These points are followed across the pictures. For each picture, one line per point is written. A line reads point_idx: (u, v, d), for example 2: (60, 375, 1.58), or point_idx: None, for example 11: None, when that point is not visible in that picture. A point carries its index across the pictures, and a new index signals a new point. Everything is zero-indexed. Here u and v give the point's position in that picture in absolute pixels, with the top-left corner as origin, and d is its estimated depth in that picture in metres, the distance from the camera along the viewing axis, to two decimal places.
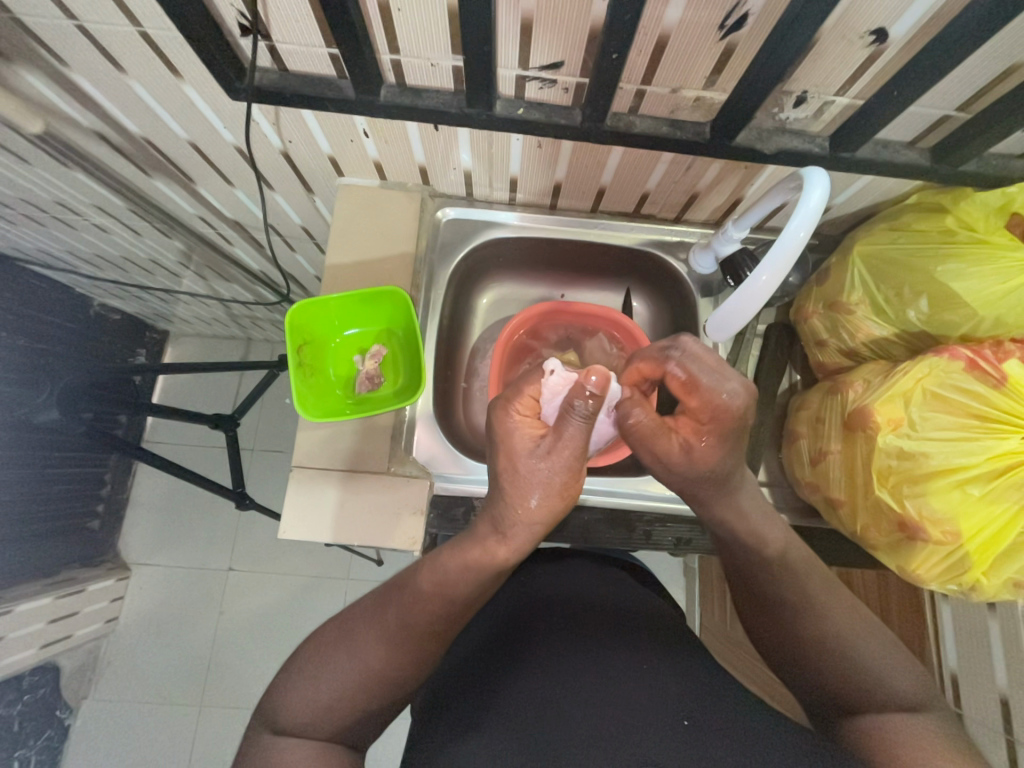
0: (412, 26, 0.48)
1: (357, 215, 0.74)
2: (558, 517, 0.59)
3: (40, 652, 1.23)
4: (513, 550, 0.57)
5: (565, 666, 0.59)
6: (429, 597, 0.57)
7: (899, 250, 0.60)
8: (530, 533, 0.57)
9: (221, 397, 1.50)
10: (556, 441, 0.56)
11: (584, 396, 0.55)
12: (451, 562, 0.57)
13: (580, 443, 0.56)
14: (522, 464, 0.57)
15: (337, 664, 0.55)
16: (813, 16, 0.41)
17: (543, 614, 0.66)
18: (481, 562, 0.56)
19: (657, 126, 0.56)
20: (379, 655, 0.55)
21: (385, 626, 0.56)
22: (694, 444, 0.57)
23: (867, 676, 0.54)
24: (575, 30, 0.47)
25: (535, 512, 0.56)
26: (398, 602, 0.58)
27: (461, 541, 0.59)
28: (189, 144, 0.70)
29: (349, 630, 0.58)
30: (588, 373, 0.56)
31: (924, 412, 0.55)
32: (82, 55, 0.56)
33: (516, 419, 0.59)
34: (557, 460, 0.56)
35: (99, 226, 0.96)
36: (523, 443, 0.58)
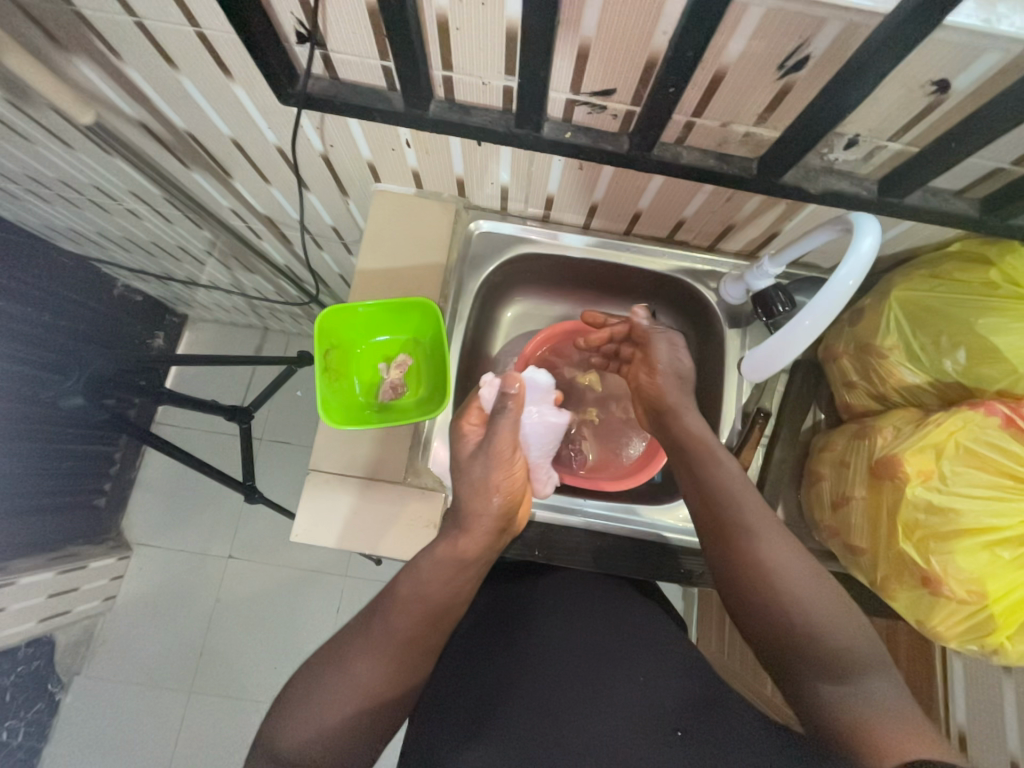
0: (468, 44, 0.48)
1: (391, 222, 0.74)
2: (510, 512, 0.61)
3: (38, 625, 1.24)
4: (475, 544, 0.59)
5: (562, 675, 0.61)
6: (408, 597, 0.57)
7: (939, 299, 0.59)
8: (482, 527, 0.59)
9: (235, 385, 1.51)
10: (490, 438, 0.59)
11: (505, 398, 0.58)
12: (424, 559, 0.59)
13: (511, 438, 0.59)
14: (466, 470, 0.60)
15: (325, 684, 0.54)
16: (880, 64, 0.40)
17: (534, 621, 0.67)
18: (446, 556, 0.59)
19: (704, 158, 0.56)
20: (367, 668, 0.54)
21: (371, 637, 0.56)
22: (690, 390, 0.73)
23: (830, 648, 0.49)
24: (632, 60, 0.47)
25: (481, 504, 0.59)
26: (381, 613, 0.57)
27: (434, 542, 0.62)
28: (231, 141, 0.70)
29: (336, 651, 0.57)
30: (509, 380, 0.58)
31: (956, 467, 0.54)
32: (138, 50, 0.57)
33: (463, 429, 0.62)
34: (494, 457, 0.59)
35: (132, 212, 0.97)
36: (467, 447, 0.61)
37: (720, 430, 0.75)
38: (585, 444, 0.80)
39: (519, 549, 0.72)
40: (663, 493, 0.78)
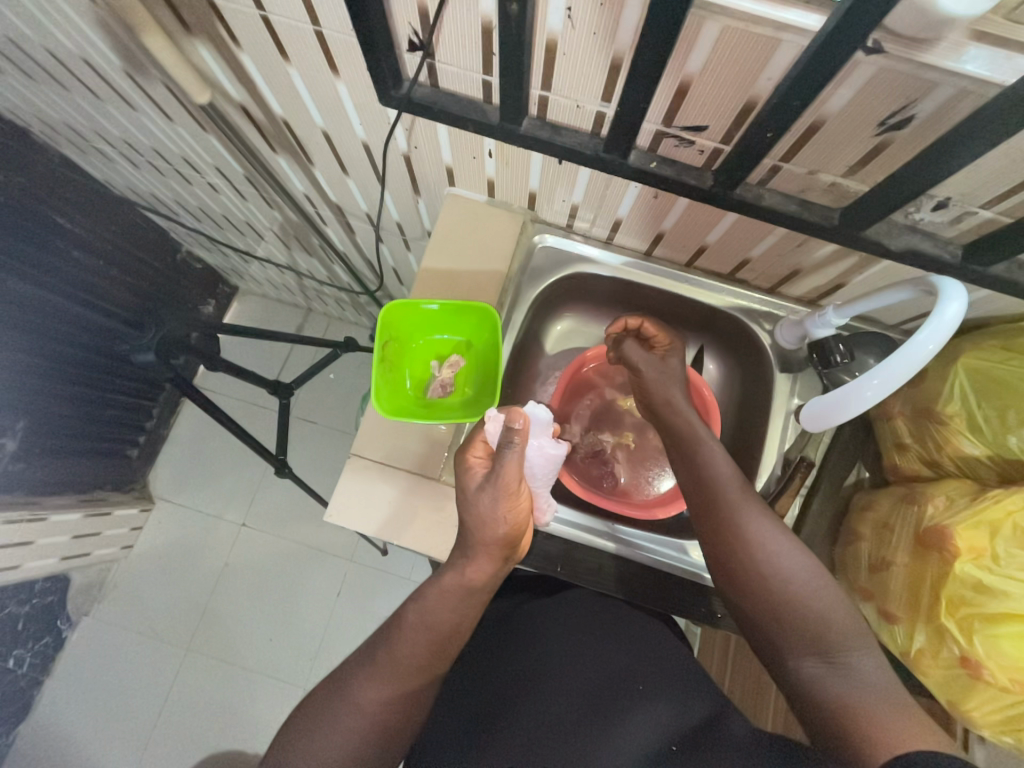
0: (572, 69, 0.50)
1: (459, 226, 0.77)
2: (515, 542, 0.59)
3: (59, 563, 1.29)
4: (481, 572, 0.59)
5: (565, 684, 0.62)
6: (414, 628, 0.57)
7: (1011, 372, 0.58)
8: (487, 555, 0.58)
9: (274, 360, 1.56)
10: (496, 472, 0.57)
11: (509, 434, 0.56)
12: (430, 590, 0.59)
13: (518, 472, 0.57)
14: (468, 502, 0.59)
15: (330, 714, 0.54)
16: (990, 134, 0.40)
17: (540, 630, 0.68)
18: (452, 585, 0.59)
19: (784, 202, 0.56)
20: (374, 698, 0.54)
21: (376, 667, 0.56)
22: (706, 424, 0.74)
23: (825, 635, 0.50)
24: (732, 102, 0.48)
25: (486, 532, 0.57)
26: (387, 643, 0.58)
27: (441, 569, 0.61)
28: (321, 131, 0.74)
29: (341, 682, 0.57)
30: (513, 415, 0.57)
31: (1011, 548, 0.52)
32: (256, 41, 0.60)
33: (468, 461, 0.60)
34: (500, 491, 0.57)
35: (212, 185, 1.02)
36: (472, 480, 0.59)
37: (759, 473, 0.74)
38: (617, 467, 0.80)
39: (540, 562, 0.72)
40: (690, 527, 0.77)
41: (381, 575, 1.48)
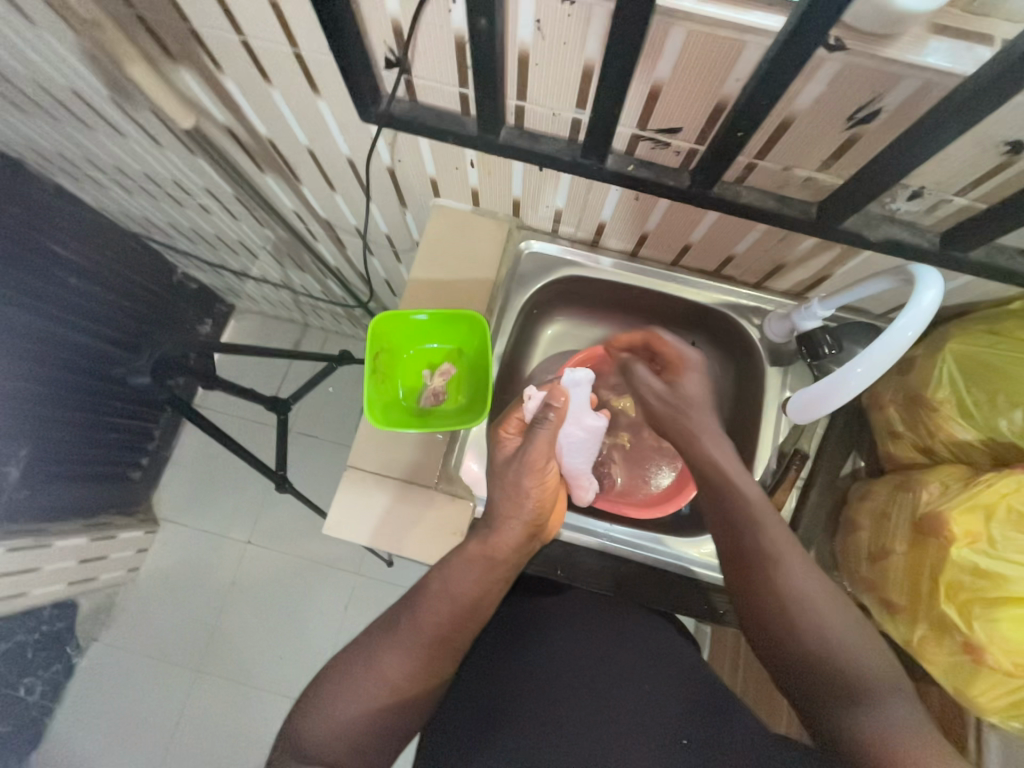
0: (545, 78, 0.51)
1: (446, 236, 0.78)
2: (541, 521, 0.63)
3: (66, 588, 1.30)
4: (507, 544, 0.61)
5: (572, 683, 0.62)
6: (436, 598, 0.59)
7: (996, 356, 0.58)
8: (513, 530, 0.61)
9: (273, 377, 1.57)
10: (526, 447, 0.61)
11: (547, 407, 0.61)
12: (452, 563, 0.61)
13: (547, 450, 0.61)
14: (500, 472, 0.63)
15: (353, 677, 0.57)
16: (957, 122, 0.41)
17: (545, 628, 0.68)
18: (478, 555, 0.60)
19: (762, 199, 0.57)
20: (396, 667, 0.57)
21: (399, 635, 0.58)
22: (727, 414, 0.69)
23: (852, 673, 0.51)
24: (705, 102, 0.48)
25: (513, 508, 0.61)
26: (410, 610, 0.60)
27: (461, 543, 0.63)
28: (306, 149, 0.75)
29: (363, 646, 0.59)
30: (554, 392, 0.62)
31: (1006, 531, 0.52)
32: (238, 65, 0.62)
33: (502, 435, 0.65)
34: (530, 466, 0.61)
35: (204, 207, 1.04)
36: (503, 454, 0.64)
37: (754, 467, 0.75)
38: (612, 467, 0.79)
39: (541, 565, 0.72)
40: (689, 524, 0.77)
41: (387, 587, 1.48)
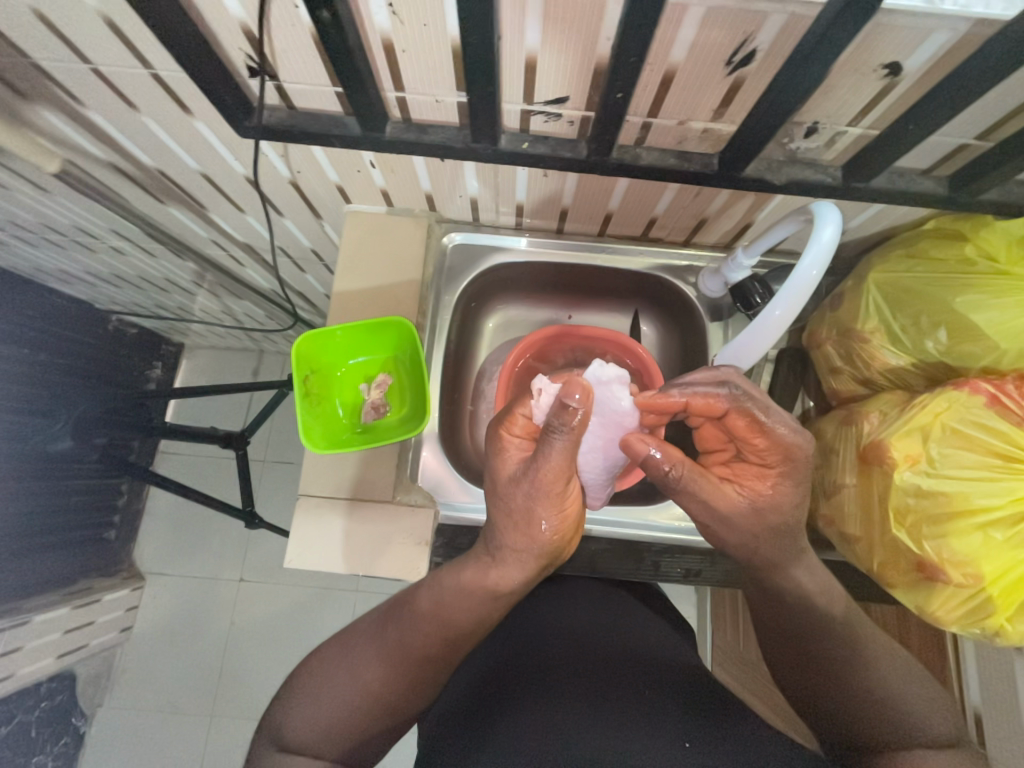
0: (416, 64, 0.48)
1: (365, 243, 0.75)
2: (552, 548, 0.58)
3: (57, 661, 1.25)
4: (507, 579, 0.57)
5: (574, 693, 0.58)
6: (426, 619, 0.58)
7: (915, 279, 0.59)
8: (521, 561, 0.57)
9: (234, 410, 1.52)
10: (536, 464, 0.53)
11: (564, 412, 0.50)
12: (448, 584, 0.58)
13: (563, 465, 0.53)
14: (504, 489, 0.56)
15: (337, 678, 0.58)
16: (826, 52, 0.40)
17: (545, 643, 0.66)
18: (473, 584, 0.57)
19: (664, 157, 0.56)
20: (378, 677, 0.57)
21: (385, 647, 0.58)
22: (767, 491, 0.54)
23: (881, 705, 0.52)
24: (581, 67, 0.47)
25: (522, 540, 0.56)
26: (398, 626, 0.59)
27: (459, 560, 0.61)
28: (201, 174, 0.71)
29: (349, 648, 0.60)
30: (571, 389, 0.50)
31: (943, 448, 0.54)
32: (98, 95, 0.57)
33: (506, 440, 0.58)
34: (540, 485, 0.54)
35: (116, 249, 0.98)
36: (510, 469, 0.57)
37: None
38: None
39: None
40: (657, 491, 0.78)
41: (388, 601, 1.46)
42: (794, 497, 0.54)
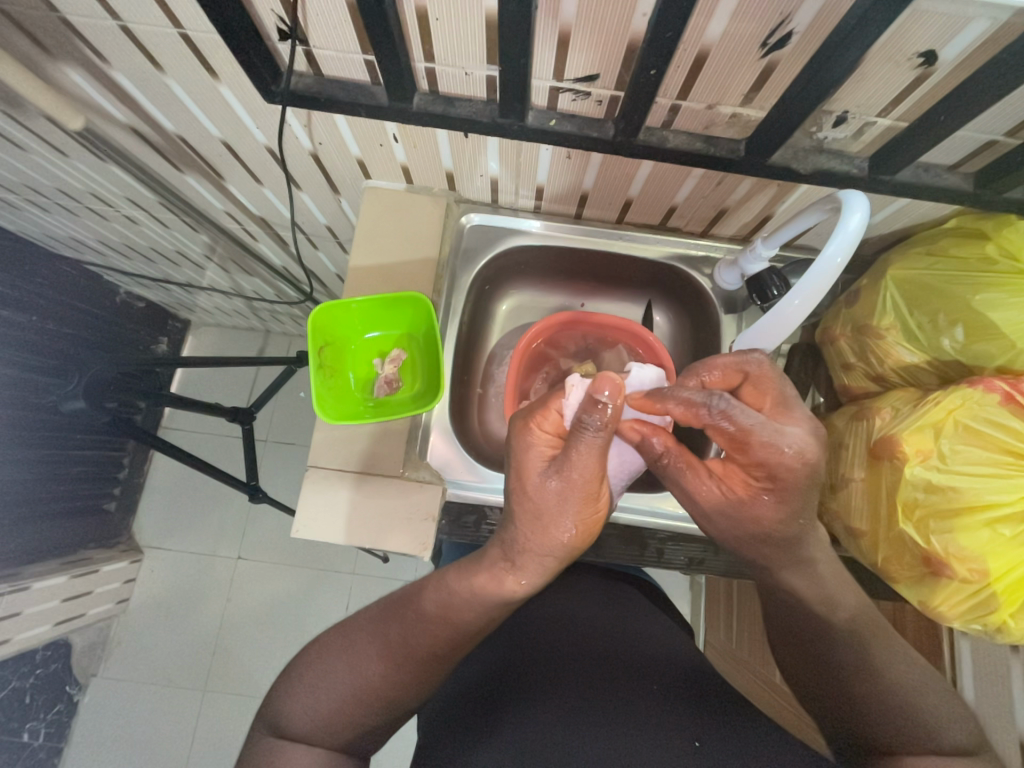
0: (449, 34, 0.48)
1: (383, 219, 0.74)
2: (579, 547, 0.58)
3: (54, 628, 1.26)
4: (523, 584, 0.57)
5: (579, 695, 0.57)
6: (432, 619, 0.58)
7: (934, 276, 0.59)
8: (544, 563, 0.57)
9: (239, 388, 1.52)
10: (567, 463, 0.53)
11: (595, 410, 0.49)
12: (457, 586, 0.59)
13: (592, 464, 0.53)
14: (534, 490, 0.55)
15: (336, 673, 0.58)
16: (861, 36, 0.40)
17: (550, 641, 0.66)
18: (488, 589, 0.57)
19: (690, 141, 0.55)
20: (378, 672, 0.57)
21: (387, 642, 0.58)
22: (748, 499, 0.52)
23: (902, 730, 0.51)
24: (614, 45, 0.46)
25: (547, 541, 0.55)
26: (401, 624, 0.59)
27: (469, 563, 0.60)
28: (221, 142, 0.70)
29: (350, 642, 0.60)
30: (600, 385, 0.49)
31: (955, 445, 0.54)
32: (124, 54, 0.57)
33: (534, 438, 0.56)
34: (569, 484, 0.53)
35: (130, 218, 0.97)
36: (538, 468, 0.55)
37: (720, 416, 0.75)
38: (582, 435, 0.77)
39: None
40: None
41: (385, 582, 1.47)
42: (776, 515, 0.51)
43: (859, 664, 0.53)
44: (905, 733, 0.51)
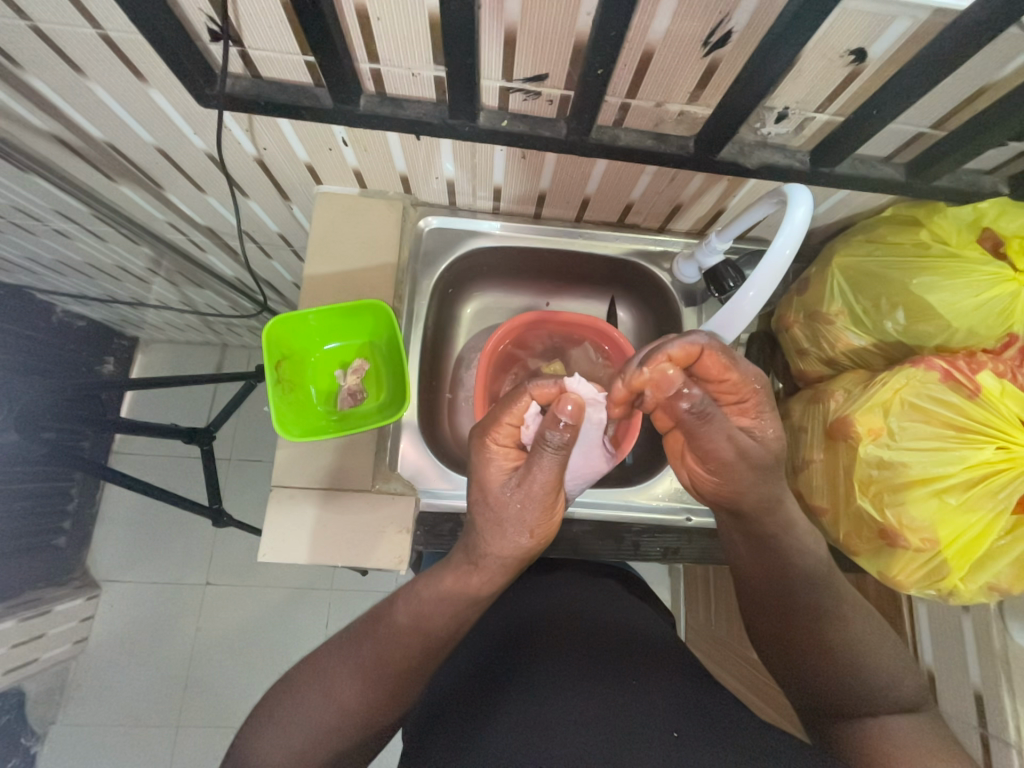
0: (391, 35, 0.47)
1: (338, 225, 0.72)
2: (534, 553, 0.59)
3: (3, 677, 1.16)
4: (488, 583, 0.58)
5: (562, 684, 0.58)
6: (405, 632, 0.57)
7: (875, 263, 0.62)
8: (494, 568, 0.57)
9: (196, 406, 1.44)
10: (528, 474, 0.54)
11: (556, 427, 0.51)
12: (425, 594, 0.59)
13: (551, 476, 0.53)
14: (496, 498, 0.56)
15: (309, 702, 0.56)
16: (794, 35, 0.41)
17: (534, 633, 0.66)
18: (454, 591, 0.58)
19: (642, 139, 0.56)
20: (353, 696, 0.56)
21: (360, 663, 0.57)
22: (755, 421, 0.57)
23: (858, 688, 0.55)
24: (560, 44, 0.46)
25: (508, 547, 0.56)
26: (375, 641, 0.58)
27: (439, 567, 0.61)
28: (156, 150, 0.66)
29: (324, 668, 0.58)
30: (564, 402, 0.51)
31: (902, 422, 0.57)
32: (38, 57, 0.53)
33: (491, 451, 0.56)
34: (529, 495, 0.54)
35: (61, 233, 0.90)
36: (498, 479, 0.56)
37: None
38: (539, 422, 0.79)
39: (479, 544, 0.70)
40: (635, 474, 0.79)
41: (365, 596, 1.43)
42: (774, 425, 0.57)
43: (820, 613, 0.58)
44: (863, 689, 0.55)
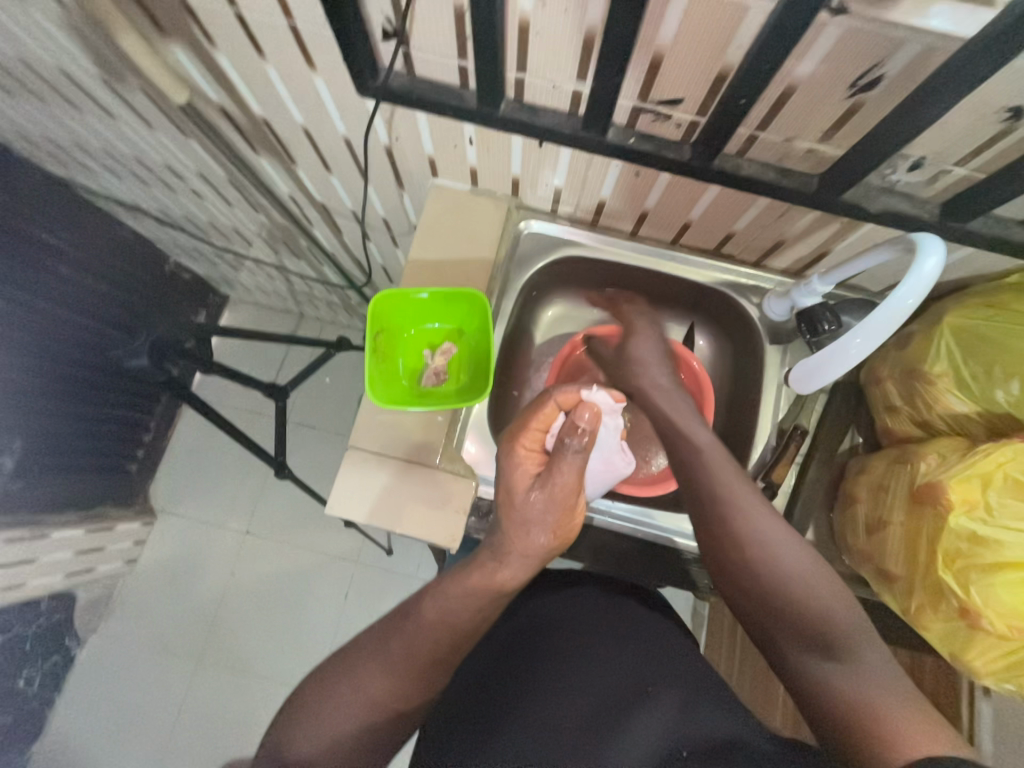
0: (545, 50, 0.51)
1: (446, 217, 0.77)
2: (555, 553, 0.60)
3: (65, 579, 1.28)
4: (514, 577, 0.58)
5: (573, 697, 0.59)
6: (432, 627, 0.59)
7: (994, 328, 0.58)
8: (523, 564, 0.58)
9: (269, 365, 1.55)
10: (551, 478, 0.55)
11: (576, 433, 0.54)
12: (452, 591, 0.59)
13: (573, 481, 0.55)
14: (521, 501, 0.57)
15: (340, 694, 0.58)
16: (953, 88, 0.41)
17: (549, 640, 0.66)
18: (480, 585, 0.58)
19: (763, 171, 0.57)
20: (382, 690, 0.58)
21: (389, 658, 0.58)
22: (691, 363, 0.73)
23: (810, 623, 0.51)
24: (705, 72, 0.48)
25: (533, 545, 0.57)
26: (403, 635, 0.59)
27: (462, 566, 0.62)
28: (302, 129, 0.74)
29: (352, 663, 0.60)
30: (580, 412, 0.55)
31: (1002, 498, 0.53)
32: (231, 39, 0.61)
33: (519, 454, 0.57)
34: (553, 497, 0.56)
35: (197, 192, 1.01)
36: (523, 484, 0.57)
37: (754, 447, 0.76)
38: None
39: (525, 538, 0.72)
40: None
41: (388, 574, 1.47)
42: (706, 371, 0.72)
43: (734, 530, 0.55)
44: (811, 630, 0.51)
